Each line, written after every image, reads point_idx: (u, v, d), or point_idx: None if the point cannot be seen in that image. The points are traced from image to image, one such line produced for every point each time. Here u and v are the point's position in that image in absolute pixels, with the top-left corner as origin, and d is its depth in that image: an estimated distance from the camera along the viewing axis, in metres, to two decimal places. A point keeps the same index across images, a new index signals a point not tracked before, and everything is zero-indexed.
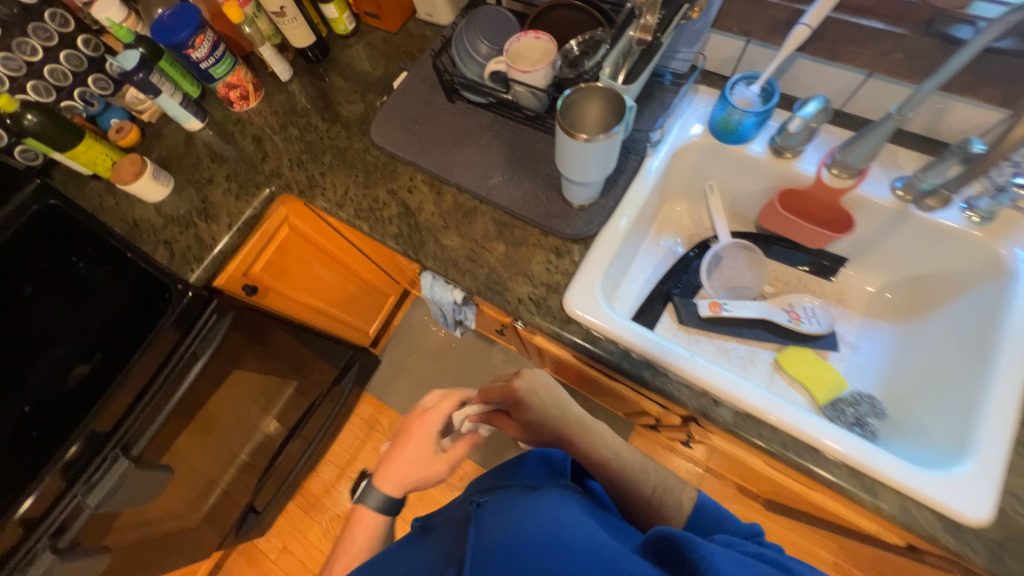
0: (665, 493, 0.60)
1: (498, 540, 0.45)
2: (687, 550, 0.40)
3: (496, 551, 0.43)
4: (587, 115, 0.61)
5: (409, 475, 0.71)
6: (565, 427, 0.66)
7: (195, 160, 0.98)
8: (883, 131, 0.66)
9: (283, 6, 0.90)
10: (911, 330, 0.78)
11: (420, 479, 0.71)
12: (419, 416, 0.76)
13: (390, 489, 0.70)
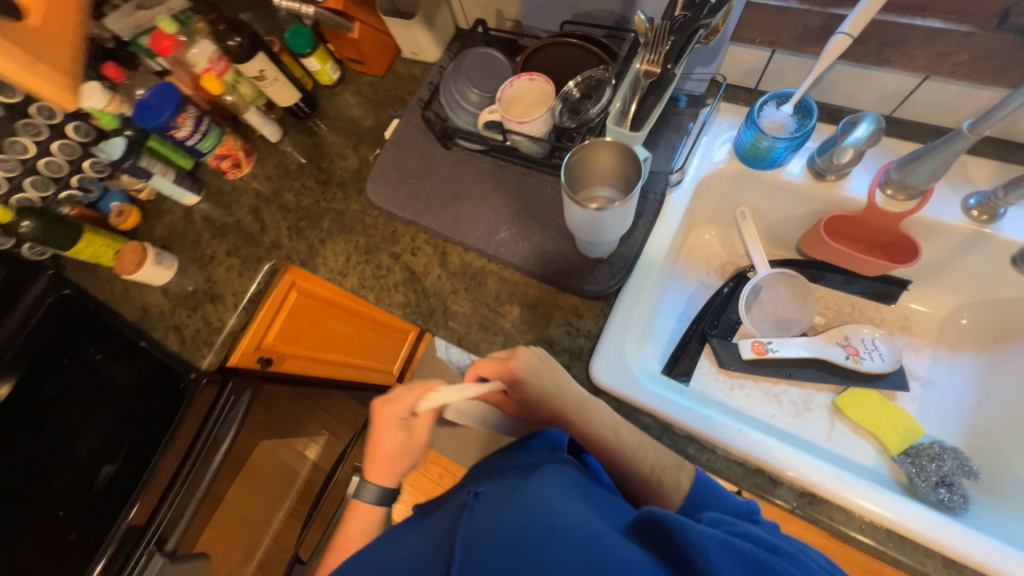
0: (664, 472, 0.54)
1: (493, 530, 0.39)
2: (674, 533, 0.37)
3: (490, 540, 0.38)
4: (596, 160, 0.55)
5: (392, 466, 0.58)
6: (564, 407, 0.59)
7: (195, 235, 0.95)
8: (951, 151, 0.56)
9: (262, 70, 0.85)
10: (997, 364, 0.68)
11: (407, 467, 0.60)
12: (381, 409, 0.58)
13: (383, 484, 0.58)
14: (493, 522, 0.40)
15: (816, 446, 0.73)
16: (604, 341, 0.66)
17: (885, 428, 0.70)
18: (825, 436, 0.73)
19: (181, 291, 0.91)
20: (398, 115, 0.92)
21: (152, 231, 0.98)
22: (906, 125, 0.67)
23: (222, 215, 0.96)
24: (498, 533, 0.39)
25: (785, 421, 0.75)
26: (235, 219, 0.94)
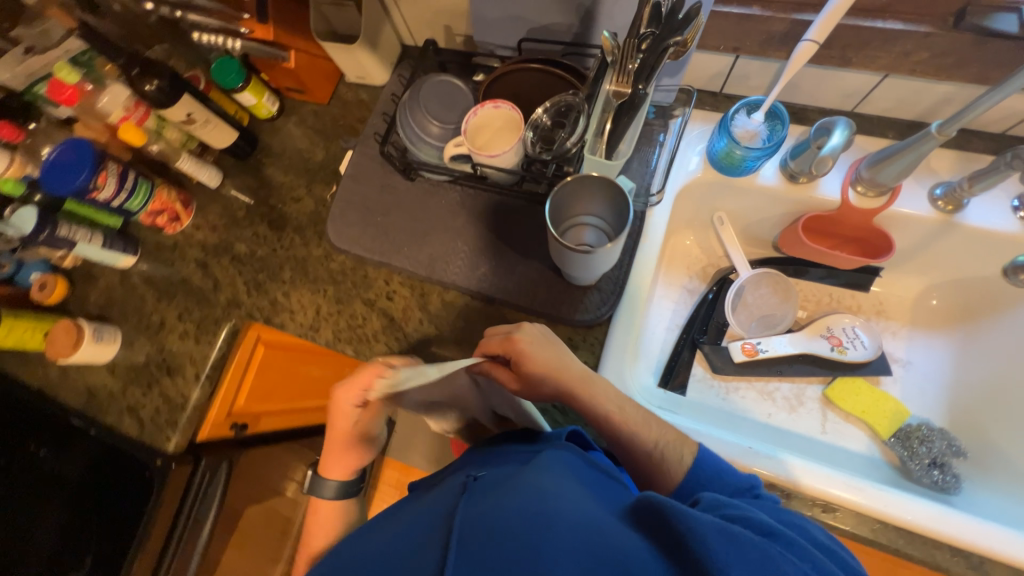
0: (668, 447, 0.53)
1: (495, 513, 0.35)
2: (673, 520, 0.35)
3: (494, 527, 0.34)
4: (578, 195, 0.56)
5: (342, 455, 0.63)
6: (568, 384, 0.56)
7: (138, 301, 0.85)
8: (920, 151, 0.57)
9: (190, 112, 0.76)
10: (968, 341, 0.72)
11: (359, 456, 0.64)
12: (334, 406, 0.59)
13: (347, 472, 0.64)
14: (483, 508, 0.37)
15: (813, 439, 0.75)
16: (604, 373, 0.65)
17: (874, 413, 0.73)
18: (820, 428, 0.75)
19: (132, 367, 0.82)
20: (351, 145, 0.85)
21: (85, 301, 0.87)
22: (868, 120, 0.68)
23: (166, 274, 0.86)
24: (489, 519, 0.35)
25: (781, 418, 0.77)
26: (183, 278, 0.85)
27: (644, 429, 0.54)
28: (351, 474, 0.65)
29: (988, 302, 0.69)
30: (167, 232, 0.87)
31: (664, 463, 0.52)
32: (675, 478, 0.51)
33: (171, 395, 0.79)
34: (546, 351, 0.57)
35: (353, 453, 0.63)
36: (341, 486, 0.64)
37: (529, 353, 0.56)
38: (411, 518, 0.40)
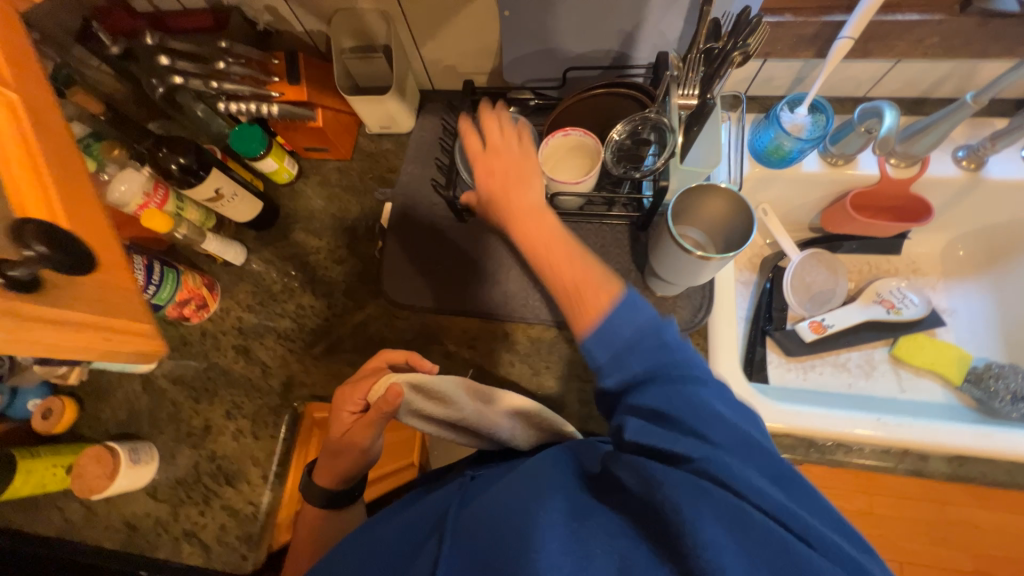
0: (583, 288, 0.45)
1: (479, 517, 0.37)
2: (651, 486, 0.34)
3: (474, 525, 0.36)
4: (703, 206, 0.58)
5: (337, 461, 0.58)
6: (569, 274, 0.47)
7: (171, 406, 0.75)
8: (956, 119, 0.63)
9: (219, 187, 0.69)
10: (1001, 280, 0.79)
11: (349, 474, 0.59)
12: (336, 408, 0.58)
13: (324, 483, 0.59)
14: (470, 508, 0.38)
15: (895, 399, 0.78)
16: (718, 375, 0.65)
17: (943, 363, 0.77)
18: (898, 387, 0.79)
19: (179, 484, 0.70)
20: (388, 197, 0.82)
21: (101, 421, 0.75)
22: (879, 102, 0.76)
23: (198, 369, 0.76)
24: (472, 519, 0.37)
25: (861, 385, 0.80)
26: (223, 369, 0.76)
27: (566, 267, 0.47)
28: (341, 483, 0.60)
29: (1011, 243, 0.77)
30: (193, 322, 0.78)
31: (581, 298, 0.45)
32: (596, 307, 0.44)
33: (238, 505, 0.69)
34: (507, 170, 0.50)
35: (344, 464, 0.58)
36: (326, 494, 0.59)
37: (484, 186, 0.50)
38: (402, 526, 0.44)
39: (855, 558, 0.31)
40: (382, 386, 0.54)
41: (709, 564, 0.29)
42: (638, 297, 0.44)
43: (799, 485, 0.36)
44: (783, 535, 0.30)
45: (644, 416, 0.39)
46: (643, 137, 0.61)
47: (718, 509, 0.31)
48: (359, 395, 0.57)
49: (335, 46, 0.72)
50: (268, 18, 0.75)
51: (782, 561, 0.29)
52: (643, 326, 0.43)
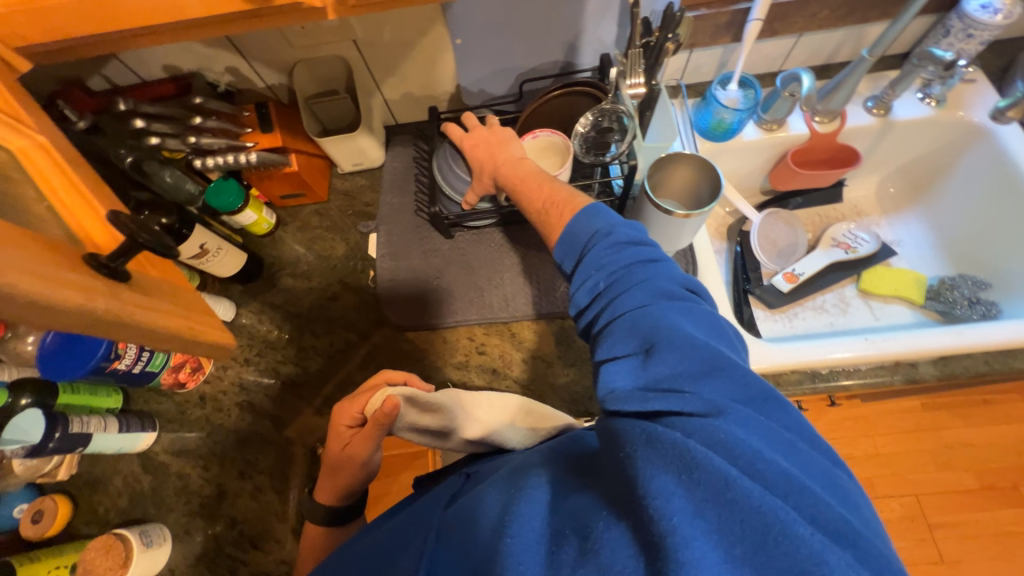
0: (557, 205, 0.53)
1: (462, 517, 0.40)
2: (614, 447, 0.37)
3: (457, 525, 0.40)
4: (673, 178, 0.63)
5: (338, 476, 0.57)
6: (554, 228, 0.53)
7: (177, 480, 0.70)
8: (859, 73, 0.73)
9: (204, 242, 0.69)
10: (933, 206, 0.89)
11: (349, 485, 0.57)
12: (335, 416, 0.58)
13: (327, 497, 0.57)
14: (460, 504, 0.42)
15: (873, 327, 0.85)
16: None
17: (905, 287, 0.85)
18: (872, 317, 0.86)
19: (198, 561, 0.65)
20: (372, 229, 0.84)
21: (101, 513, 0.69)
22: None
23: (202, 435, 0.73)
24: (458, 517, 0.41)
25: (841, 322, 0.87)
26: (228, 430, 0.72)
27: (537, 191, 0.56)
28: (344, 499, 0.58)
29: (930, 173, 0.88)
30: (188, 388, 0.74)
31: (555, 211, 0.53)
32: (563, 223, 0.51)
33: (269, 568, 0.65)
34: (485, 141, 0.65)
35: (346, 479, 0.57)
36: (329, 511, 0.57)
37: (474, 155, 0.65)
38: (396, 526, 0.46)
39: (806, 486, 0.32)
40: (378, 397, 0.55)
41: (655, 514, 0.31)
42: (611, 219, 0.49)
43: (771, 414, 0.37)
44: (727, 471, 0.31)
45: (618, 363, 0.42)
46: (607, 127, 0.67)
47: (666, 458, 0.33)
48: (354, 409, 0.57)
49: (300, 94, 0.77)
50: (230, 77, 0.78)
51: (725, 497, 0.31)
52: (617, 262, 0.45)
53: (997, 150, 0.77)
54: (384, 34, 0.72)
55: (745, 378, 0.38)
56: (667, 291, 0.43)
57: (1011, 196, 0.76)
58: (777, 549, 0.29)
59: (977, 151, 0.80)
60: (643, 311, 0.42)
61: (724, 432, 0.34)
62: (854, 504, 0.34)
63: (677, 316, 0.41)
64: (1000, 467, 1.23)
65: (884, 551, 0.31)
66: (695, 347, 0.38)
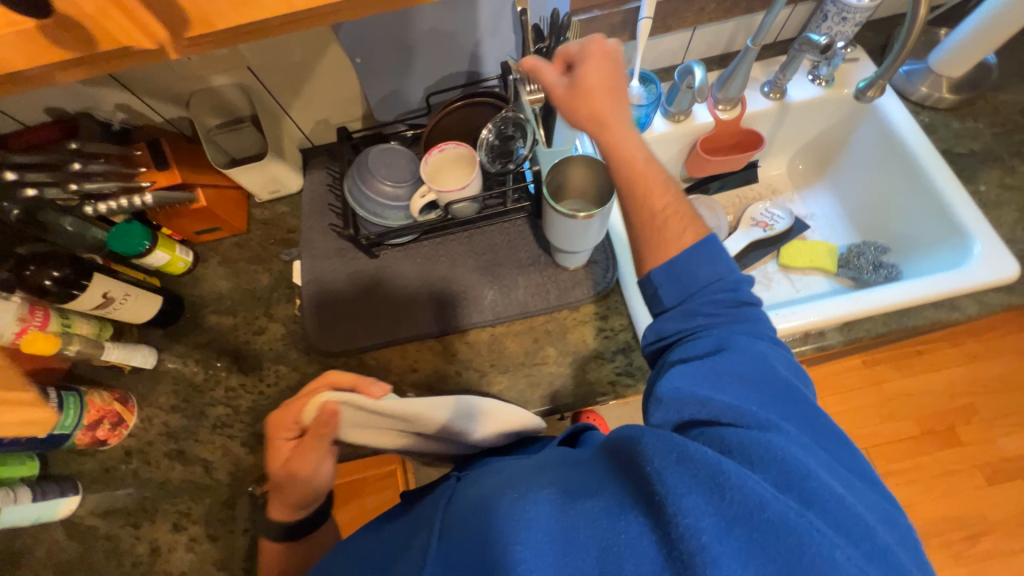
0: (674, 219, 0.55)
1: (463, 521, 0.40)
2: (638, 459, 0.37)
3: (459, 528, 0.40)
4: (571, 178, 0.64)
5: (284, 492, 0.54)
6: (646, 213, 0.56)
7: (106, 543, 0.67)
8: (749, 62, 0.77)
9: (108, 291, 0.66)
10: (837, 179, 0.94)
11: (299, 502, 0.55)
12: (278, 424, 0.56)
13: (276, 513, 0.56)
14: (461, 507, 0.43)
15: (794, 299, 0.90)
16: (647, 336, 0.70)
17: (820, 258, 0.90)
18: (793, 289, 0.91)
19: None
20: (295, 256, 0.82)
21: None
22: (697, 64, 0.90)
23: (131, 493, 0.69)
24: (460, 524, 0.40)
25: (766, 297, 0.91)
26: (158, 483, 0.69)
27: (657, 194, 0.56)
28: (300, 513, 0.56)
29: (832, 149, 0.93)
30: (110, 445, 0.71)
31: (676, 223, 0.55)
32: (679, 243, 0.54)
33: None
34: (605, 83, 0.58)
35: (293, 494, 0.54)
36: (282, 527, 0.56)
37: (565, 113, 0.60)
38: (396, 532, 0.48)
39: (850, 508, 0.35)
40: (315, 405, 0.53)
41: (682, 528, 0.33)
42: (713, 251, 0.53)
43: (828, 451, 0.42)
44: (760, 492, 0.33)
45: (682, 377, 0.47)
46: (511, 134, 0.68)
47: (698, 478, 0.34)
48: (294, 419, 0.55)
49: (199, 126, 0.74)
50: (123, 115, 0.74)
51: (760, 517, 0.32)
52: (714, 301, 0.52)
53: (883, 123, 0.83)
54: (279, 58, 0.71)
55: (807, 414, 0.44)
56: (754, 335, 0.50)
57: (901, 167, 0.81)
58: (808, 563, 0.31)
59: (866, 125, 0.85)
60: (730, 345, 0.48)
61: (784, 449, 0.38)
62: (895, 530, 0.39)
63: (753, 354, 0.47)
64: (936, 411, 1.31)
65: (912, 572, 0.35)
66: (767, 385, 0.45)
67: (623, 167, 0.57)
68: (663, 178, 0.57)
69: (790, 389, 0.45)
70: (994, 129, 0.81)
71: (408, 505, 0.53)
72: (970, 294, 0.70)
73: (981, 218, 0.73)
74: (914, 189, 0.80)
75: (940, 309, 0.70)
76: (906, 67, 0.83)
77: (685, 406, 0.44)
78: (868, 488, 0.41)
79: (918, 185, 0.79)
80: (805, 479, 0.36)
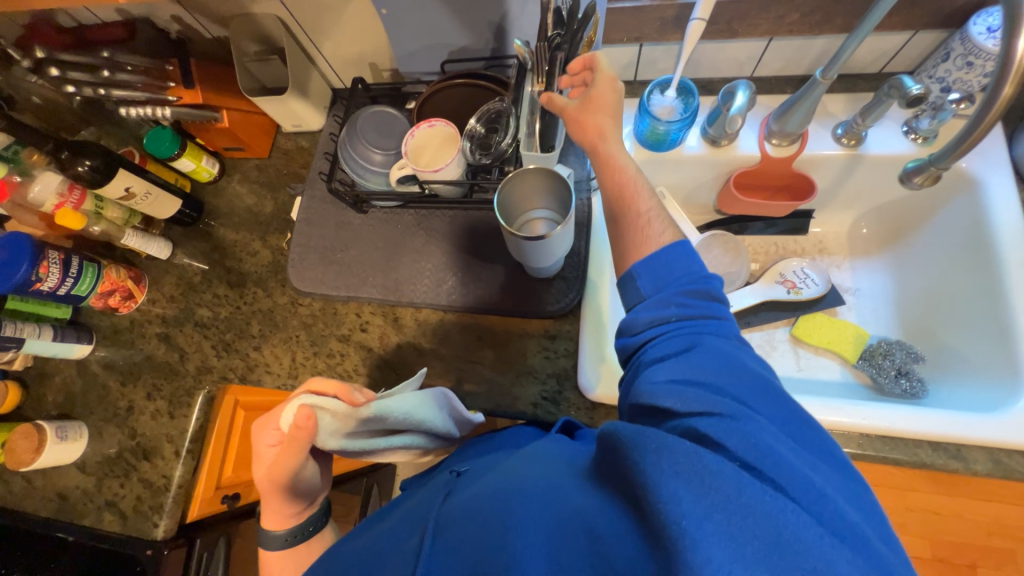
0: (654, 223, 0.54)
1: (461, 509, 0.44)
2: (626, 452, 0.40)
3: (455, 513, 0.44)
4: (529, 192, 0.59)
5: (270, 499, 0.57)
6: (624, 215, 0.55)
7: (101, 389, 0.82)
8: (814, 97, 0.63)
9: (129, 187, 0.75)
10: (901, 257, 0.78)
11: (287, 500, 0.57)
12: (263, 433, 0.58)
13: (270, 517, 0.58)
14: (457, 499, 0.47)
15: (792, 377, 0.77)
16: (584, 370, 0.67)
17: (839, 342, 0.77)
18: (795, 366, 0.78)
19: (104, 460, 0.78)
20: (299, 192, 0.87)
21: (44, 402, 0.82)
22: (767, 82, 0.76)
23: (127, 356, 0.83)
24: (455, 513, 0.44)
25: None
26: (146, 355, 0.82)
27: (635, 200, 0.55)
28: (294, 519, 0.59)
29: (906, 222, 0.77)
30: (123, 313, 0.85)
31: (657, 225, 0.53)
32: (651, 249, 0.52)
33: (153, 478, 0.76)
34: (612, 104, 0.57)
35: (284, 502, 0.57)
36: (285, 530, 0.58)
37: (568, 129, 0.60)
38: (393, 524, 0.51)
39: (827, 494, 0.35)
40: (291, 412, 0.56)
41: (664, 517, 0.35)
42: (688, 254, 0.51)
43: (802, 441, 0.40)
44: (737, 478, 0.35)
45: (663, 366, 0.46)
46: (496, 126, 0.67)
47: (678, 466, 0.36)
48: (275, 426, 0.58)
49: (235, 51, 0.77)
50: (178, 26, 0.79)
51: (739, 501, 0.34)
52: (687, 296, 0.48)
53: (980, 207, 0.66)
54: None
55: (790, 402, 0.42)
56: (728, 335, 0.47)
57: (977, 261, 0.66)
58: (790, 551, 0.32)
59: (956, 204, 0.69)
60: (704, 342, 0.45)
61: (757, 437, 0.38)
62: (878, 521, 0.38)
63: (727, 346, 0.46)
64: (959, 546, 1.12)
65: (892, 559, 0.34)
66: (746, 369, 0.43)
67: (617, 178, 0.56)
68: (651, 189, 0.56)
69: (769, 376, 0.44)
70: None
71: (379, 519, 0.57)
72: (982, 448, 0.57)
73: None
74: (981, 284, 0.65)
75: (937, 451, 0.58)
76: None
77: (662, 395, 0.43)
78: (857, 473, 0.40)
79: (989, 282, 0.64)
80: (774, 464, 0.36)
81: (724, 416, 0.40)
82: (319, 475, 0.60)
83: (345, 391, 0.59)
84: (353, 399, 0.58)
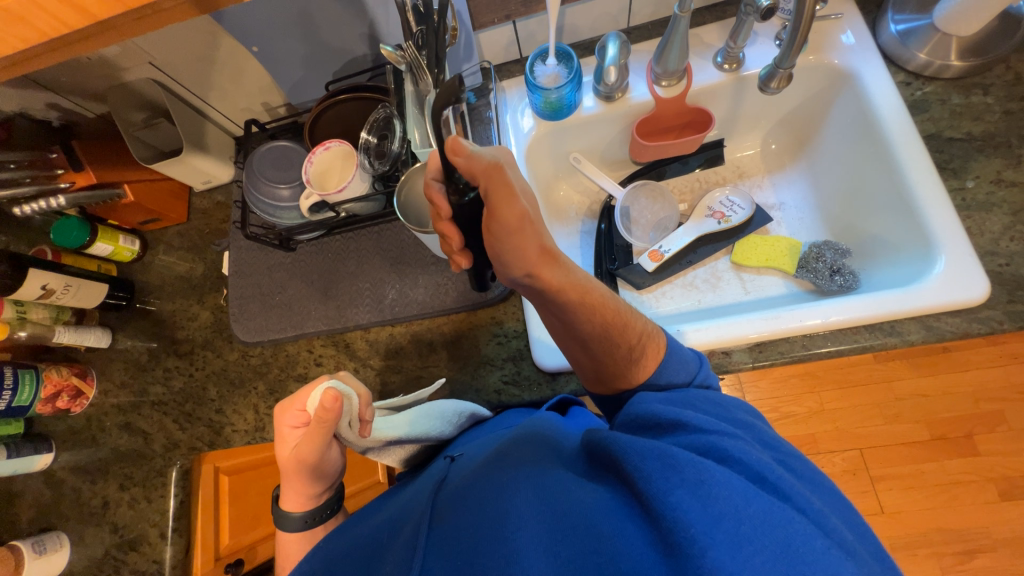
0: (650, 344, 0.55)
1: (453, 509, 0.45)
2: (626, 460, 0.41)
3: (449, 512, 0.45)
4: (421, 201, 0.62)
5: (292, 484, 0.57)
6: (602, 332, 0.54)
7: (73, 493, 0.80)
8: (682, 31, 0.65)
9: (46, 284, 0.73)
10: (818, 167, 0.81)
11: (308, 488, 0.57)
12: (286, 411, 0.59)
13: (292, 501, 0.59)
14: (456, 491, 0.47)
15: (742, 302, 0.79)
16: (535, 342, 0.68)
17: (777, 257, 0.79)
18: (742, 290, 0.80)
19: (92, 562, 0.77)
20: (224, 247, 0.86)
21: (18, 523, 0.80)
22: (645, 27, 0.78)
23: (93, 454, 0.81)
24: (449, 510, 0.45)
25: (710, 299, 0.80)
26: (111, 448, 0.80)
27: (626, 332, 0.55)
28: (314, 501, 0.60)
29: (807, 130, 0.81)
30: (76, 412, 0.82)
31: (650, 350, 0.55)
32: (658, 360, 0.55)
33: (144, 566, 0.76)
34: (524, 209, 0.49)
35: (305, 485, 0.57)
36: (296, 522, 0.58)
37: (503, 256, 0.49)
38: (379, 525, 0.50)
39: (825, 513, 0.39)
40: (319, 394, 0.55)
41: (673, 522, 0.36)
42: (680, 351, 0.57)
43: (799, 471, 0.44)
44: (743, 489, 0.37)
45: (654, 402, 0.50)
46: (386, 131, 0.68)
47: (679, 475, 0.38)
48: (299, 407, 0.58)
49: (120, 123, 0.76)
50: (58, 112, 0.78)
51: (747, 511, 0.36)
52: (684, 369, 0.56)
53: (867, 105, 0.69)
54: (181, 55, 0.70)
55: (782, 441, 0.47)
56: (722, 395, 0.53)
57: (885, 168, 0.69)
58: (799, 558, 0.34)
59: (847, 105, 0.73)
60: (702, 399, 0.51)
61: (755, 456, 0.41)
62: (864, 535, 0.42)
63: (716, 396, 0.52)
64: None
65: (870, 561, 0.38)
66: (727, 415, 0.49)
67: (599, 312, 0.53)
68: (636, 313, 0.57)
69: (749, 420, 0.49)
70: (1007, 106, 0.66)
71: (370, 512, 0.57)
72: (913, 319, 0.60)
73: (984, 231, 0.62)
74: (895, 192, 0.68)
75: (869, 330, 0.61)
76: (899, 27, 0.69)
77: (665, 424, 0.47)
78: (839, 491, 0.45)
79: (899, 187, 0.67)
80: (771, 480, 0.40)
81: (721, 436, 0.43)
82: (345, 459, 0.61)
83: (364, 400, 0.56)
84: (365, 414, 0.55)
